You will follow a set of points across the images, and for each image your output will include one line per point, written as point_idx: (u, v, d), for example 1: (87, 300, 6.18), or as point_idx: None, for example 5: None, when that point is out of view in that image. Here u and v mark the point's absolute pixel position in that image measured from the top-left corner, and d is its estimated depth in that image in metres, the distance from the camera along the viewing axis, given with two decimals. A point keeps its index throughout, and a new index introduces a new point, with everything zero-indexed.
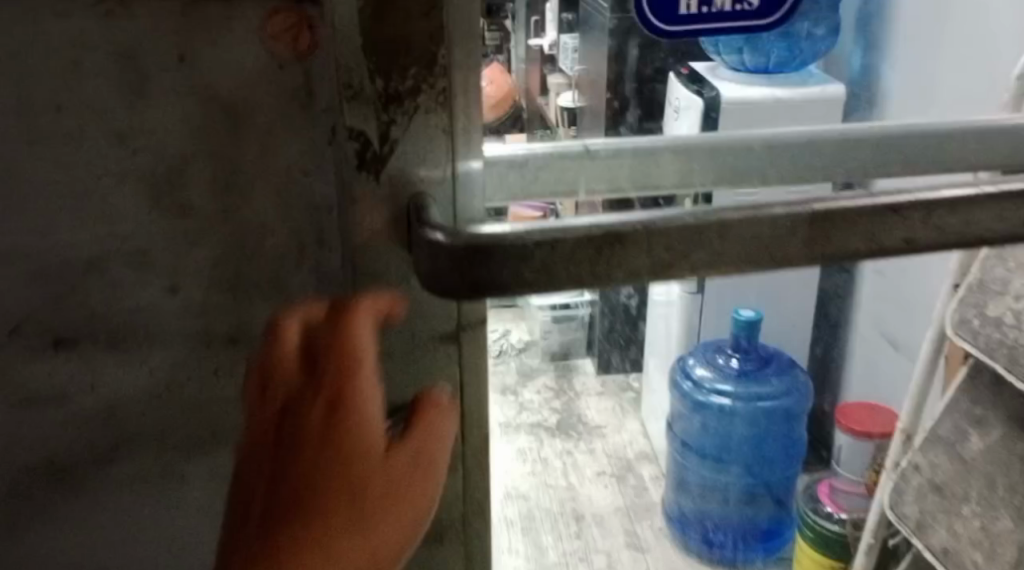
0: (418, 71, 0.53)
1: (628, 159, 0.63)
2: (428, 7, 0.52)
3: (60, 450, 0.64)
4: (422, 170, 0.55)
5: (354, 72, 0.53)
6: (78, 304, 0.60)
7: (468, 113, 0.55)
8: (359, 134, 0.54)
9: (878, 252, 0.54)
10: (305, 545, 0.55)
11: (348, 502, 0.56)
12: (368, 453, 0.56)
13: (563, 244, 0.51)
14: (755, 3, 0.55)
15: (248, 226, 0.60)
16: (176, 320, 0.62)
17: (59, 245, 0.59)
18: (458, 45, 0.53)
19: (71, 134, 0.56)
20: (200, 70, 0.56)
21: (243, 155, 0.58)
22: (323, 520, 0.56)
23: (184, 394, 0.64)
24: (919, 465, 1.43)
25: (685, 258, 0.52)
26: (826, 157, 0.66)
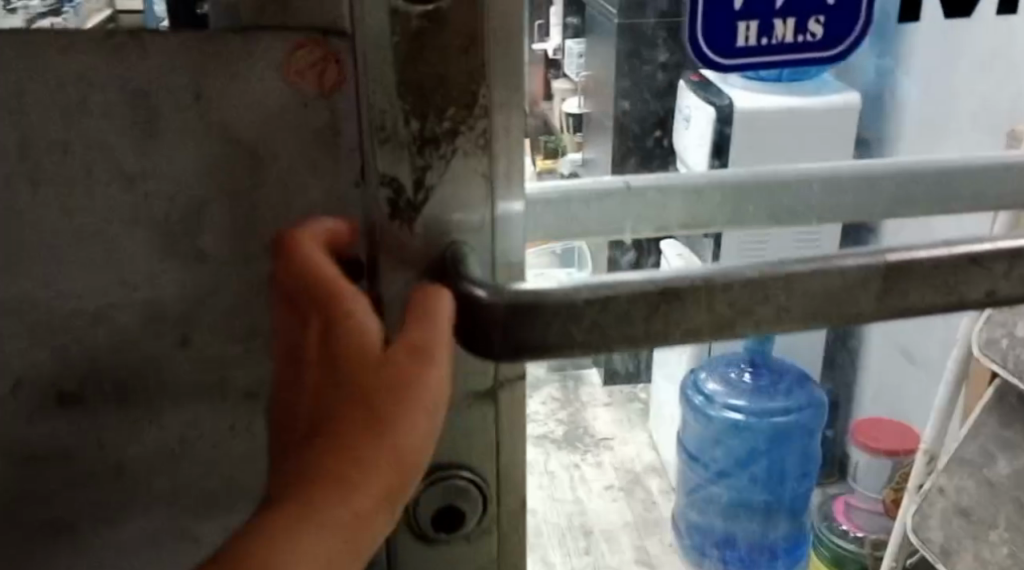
0: (457, 113, 0.49)
1: (677, 198, 0.59)
2: (467, 43, 0.47)
3: (63, 512, 0.59)
4: (459, 216, 0.51)
5: (387, 114, 0.48)
6: (84, 357, 0.56)
7: (509, 155, 0.51)
8: (391, 180, 0.50)
9: (954, 306, 0.50)
10: (306, 467, 0.44)
11: (346, 407, 0.45)
12: (357, 350, 0.47)
13: (617, 302, 0.47)
14: (818, 33, 0.56)
15: (268, 274, 0.55)
16: (190, 374, 0.57)
17: (64, 294, 0.54)
18: (499, 83, 0.49)
19: (78, 177, 0.52)
20: (219, 108, 0.52)
21: (264, 198, 0.54)
22: (321, 436, 0.45)
23: (198, 450, 0.59)
24: (943, 488, 1.37)
25: (747, 314, 0.48)
26: (883, 195, 0.62)
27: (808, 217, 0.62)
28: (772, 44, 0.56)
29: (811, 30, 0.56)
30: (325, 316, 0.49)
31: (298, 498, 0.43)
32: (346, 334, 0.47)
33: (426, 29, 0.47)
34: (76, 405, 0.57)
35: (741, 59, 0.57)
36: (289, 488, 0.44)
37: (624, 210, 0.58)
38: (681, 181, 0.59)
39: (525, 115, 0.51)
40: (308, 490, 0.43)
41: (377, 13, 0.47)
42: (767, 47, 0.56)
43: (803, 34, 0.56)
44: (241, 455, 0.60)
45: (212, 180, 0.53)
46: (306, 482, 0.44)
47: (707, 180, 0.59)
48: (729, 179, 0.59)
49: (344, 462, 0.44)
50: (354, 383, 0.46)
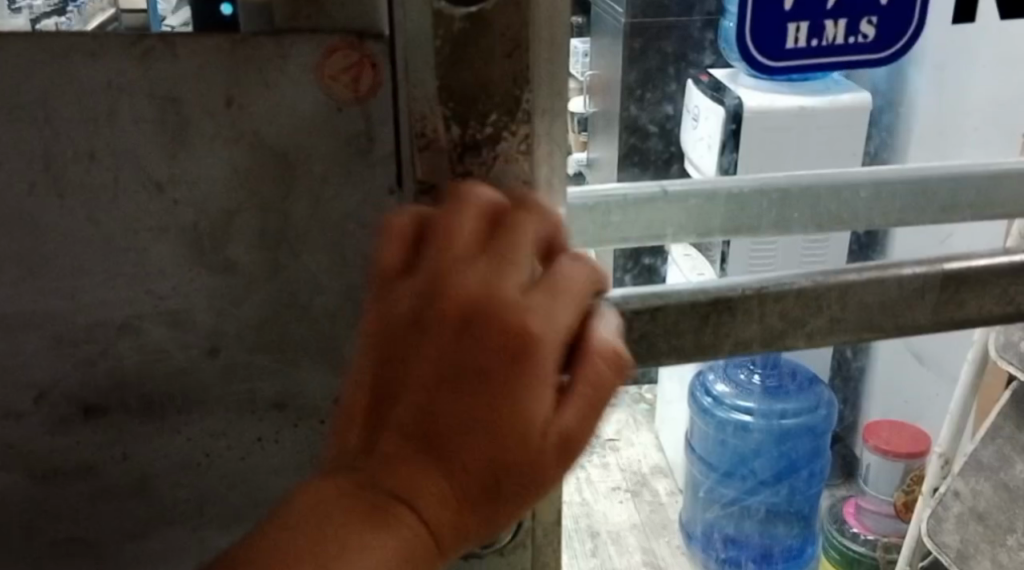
0: (499, 118, 0.47)
1: (722, 204, 0.58)
2: (512, 47, 0.46)
3: (86, 527, 0.57)
4: None
5: (428, 119, 0.47)
6: (109, 368, 0.54)
7: (552, 161, 0.50)
8: (430, 188, 0.49)
9: (1006, 309, 0.53)
10: (396, 505, 0.42)
11: (478, 475, 0.42)
12: (523, 418, 0.42)
13: (666, 313, 0.49)
14: (870, 36, 0.61)
15: (299, 282, 0.54)
16: (218, 386, 0.56)
17: (91, 306, 0.53)
18: (543, 85, 0.48)
19: (105, 185, 0.50)
20: (250, 113, 0.50)
21: (294, 206, 0.52)
22: (433, 481, 0.42)
23: (224, 464, 0.58)
24: (959, 492, 1.35)
25: (799, 325, 0.50)
26: (925, 201, 0.61)
27: (854, 221, 0.61)
28: (821, 45, 0.62)
29: (863, 32, 0.61)
30: (506, 347, 0.42)
31: (391, 528, 0.42)
32: (525, 386, 0.42)
33: (471, 31, 0.46)
34: (100, 418, 0.55)
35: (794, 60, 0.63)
36: (391, 499, 0.42)
37: (663, 216, 0.58)
38: (725, 188, 0.58)
39: (568, 123, 0.50)
40: (410, 521, 0.42)
41: (421, 15, 0.45)
42: (815, 48, 0.61)
43: (852, 36, 0.61)
44: (269, 468, 0.58)
45: (245, 186, 0.51)
46: (406, 504, 0.42)
47: (751, 184, 0.58)
48: (774, 185, 0.58)
49: (455, 512, 0.42)
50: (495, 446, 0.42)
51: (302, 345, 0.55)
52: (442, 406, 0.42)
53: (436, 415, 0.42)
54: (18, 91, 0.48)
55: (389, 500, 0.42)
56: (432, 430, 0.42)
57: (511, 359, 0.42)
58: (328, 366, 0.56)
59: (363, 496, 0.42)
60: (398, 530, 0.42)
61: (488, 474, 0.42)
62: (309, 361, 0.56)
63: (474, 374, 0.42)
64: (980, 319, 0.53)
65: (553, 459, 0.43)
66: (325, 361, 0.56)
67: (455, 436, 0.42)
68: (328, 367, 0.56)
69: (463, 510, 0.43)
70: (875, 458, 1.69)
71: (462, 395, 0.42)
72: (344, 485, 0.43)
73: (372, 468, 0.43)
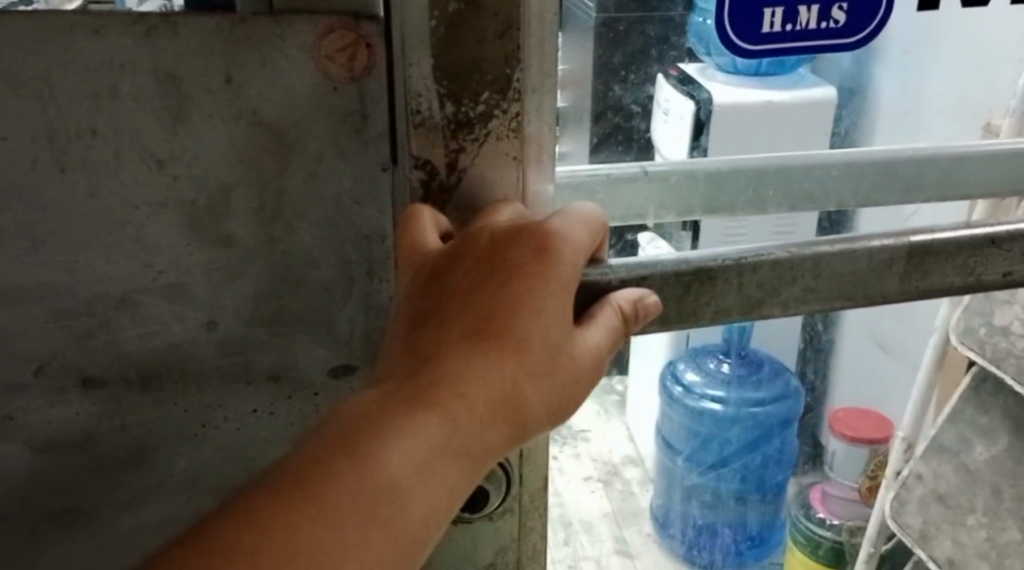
0: (491, 96, 0.50)
1: (702, 183, 0.61)
2: (504, 27, 0.49)
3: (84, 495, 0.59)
4: (493, 194, 0.53)
5: (422, 97, 0.50)
6: (107, 339, 0.56)
7: (541, 139, 0.53)
8: (425, 164, 0.51)
9: (970, 286, 0.57)
10: (441, 385, 0.48)
11: (514, 352, 0.48)
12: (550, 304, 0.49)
13: (651, 280, 0.53)
14: (840, 21, 0.64)
15: (294, 257, 0.56)
16: (214, 357, 0.57)
17: (91, 278, 0.54)
18: (533, 65, 0.51)
19: (107, 161, 0.52)
20: (248, 92, 0.52)
21: (291, 181, 0.54)
22: (475, 361, 0.48)
23: (219, 434, 0.59)
24: (921, 474, 1.37)
25: (774, 294, 0.54)
26: (891, 182, 0.65)
27: (824, 201, 0.65)
28: (795, 30, 0.64)
29: (834, 18, 0.64)
30: (536, 246, 0.50)
31: (434, 404, 0.47)
32: (554, 276, 0.50)
33: (466, 11, 0.48)
34: (99, 388, 0.57)
35: (768, 45, 0.65)
36: (440, 385, 0.48)
37: (648, 196, 0.61)
38: (704, 169, 0.61)
39: (555, 102, 0.53)
40: (459, 399, 0.47)
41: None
42: (789, 33, 0.63)
43: (823, 21, 0.64)
44: (264, 439, 0.60)
45: (243, 162, 0.53)
46: (449, 388, 0.48)
47: (728, 164, 0.62)
48: (749, 166, 0.62)
49: (498, 394, 0.48)
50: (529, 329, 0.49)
51: (298, 318, 0.57)
52: (484, 304, 0.49)
53: (476, 317, 0.49)
54: (23, 68, 0.50)
55: (438, 386, 0.48)
56: (474, 321, 0.49)
57: (541, 266, 0.50)
58: (323, 339, 0.58)
59: (412, 385, 0.48)
60: (446, 409, 0.47)
61: (526, 359, 0.49)
62: (304, 333, 0.58)
63: (510, 280, 0.49)
64: (945, 291, 0.56)
65: (577, 356, 0.50)
66: (320, 333, 0.58)
67: (495, 330, 0.49)
68: (323, 340, 0.58)
69: (505, 394, 0.48)
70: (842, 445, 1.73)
71: (505, 293, 0.49)
72: (392, 383, 0.48)
73: (417, 362, 0.49)
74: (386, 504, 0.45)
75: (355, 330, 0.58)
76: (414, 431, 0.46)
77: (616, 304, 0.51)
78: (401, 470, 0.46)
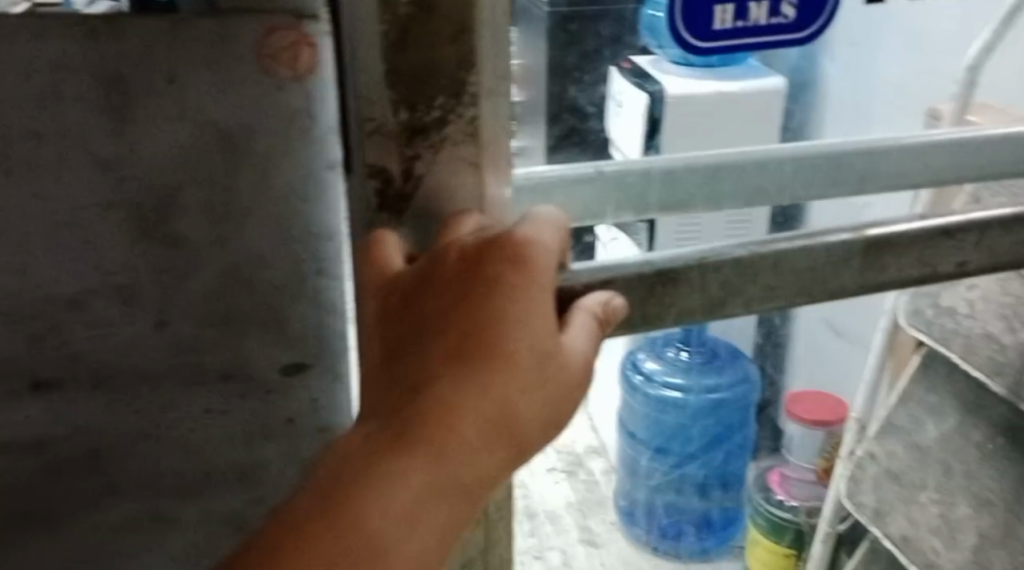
0: (445, 101, 0.51)
1: (657, 182, 0.62)
2: (457, 30, 0.50)
3: (38, 499, 0.59)
4: (451, 200, 0.54)
5: (376, 104, 0.51)
6: (57, 342, 0.56)
7: (496, 142, 0.54)
8: (380, 171, 0.52)
9: (924, 275, 0.62)
10: (430, 416, 0.48)
11: (499, 373, 0.49)
12: (528, 321, 0.50)
13: (617, 284, 0.56)
14: (790, 17, 0.65)
15: (244, 256, 0.56)
16: (166, 358, 0.57)
17: (39, 281, 0.54)
18: (488, 70, 0.52)
19: (52, 163, 0.52)
20: (193, 93, 0.52)
21: (237, 181, 0.54)
22: (461, 388, 0.49)
23: (173, 436, 0.59)
24: (874, 453, 1.42)
25: (737, 293, 0.58)
26: (843, 174, 0.67)
27: (778, 196, 0.66)
28: (746, 26, 0.65)
29: (784, 13, 0.65)
30: (509, 262, 0.51)
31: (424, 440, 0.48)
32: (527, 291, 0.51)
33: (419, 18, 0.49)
34: (50, 392, 0.57)
35: (721, 41, 0.66)
36: (429, 413, 0.48)
37: (604, 198, 0.61)
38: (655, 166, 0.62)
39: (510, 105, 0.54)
40: (448, 429, 0.48)
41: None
42: (741, 29, 0.65)
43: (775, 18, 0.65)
44: (218, 439, 0.60)
45: (189, 163, 0.53)
46: (436, 419, 0.48)
47: (681, 163, 0.63)
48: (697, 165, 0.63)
49: (488, 416, 0.49)
50: (510, 348, 0.50)
51: (249, 317, 0.58)
52: (463, 330, 0.50)
53: (452, 341, 0.50)
54: None
55: (427, 413, 0.49)
56: (454, 347, 0.50)
57: (512, 282, 0.51)
58: (274, 338, 0.58)
59: (401, 422, 0.49)
60: (436, 441, 0.48)
61: (511, 374, 0.49)
62: (255, 333, 0.58)
63: (485, 303, 0.50)
64: (900, 283, 0.61)
65: (565, 363, 0.51)
66: (272, 333, 0.58)
67: (473, 350, 0.50)
68: (274, 340, 0.58)
69: (496, 412, 0.49)
70: (799, 428, 1.77)
71: (482, 315, 0.50)
72: (381, 423, 0.49)
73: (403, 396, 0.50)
74: (394, 543, 0.47)
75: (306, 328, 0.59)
76: (408, 470, 0.48)
77: (589, 310, 0.53)
78: (398, 512, 0.47)
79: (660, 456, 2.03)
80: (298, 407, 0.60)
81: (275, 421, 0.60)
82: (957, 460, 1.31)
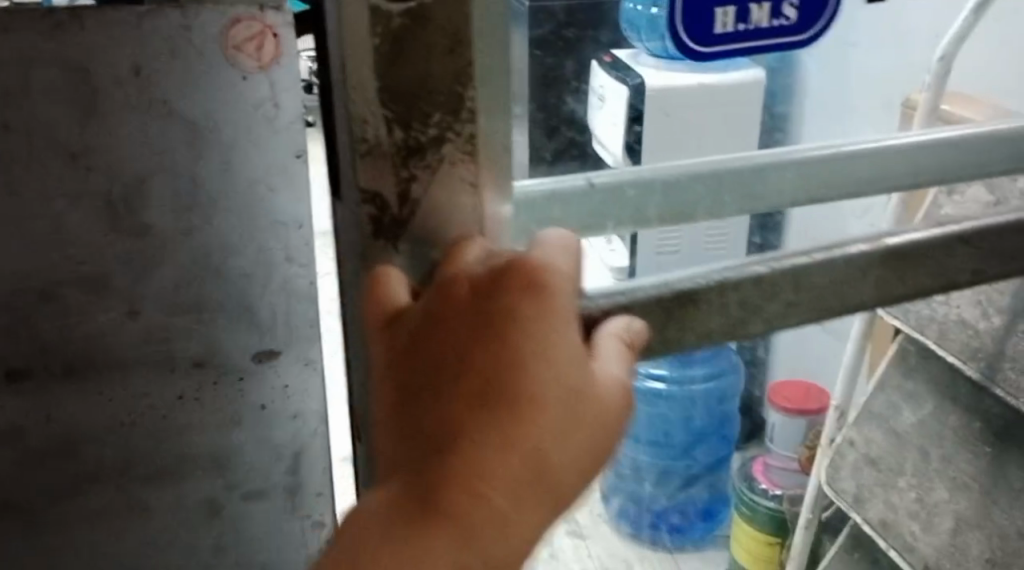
0: (442, 117, 0.43)
1: (657, 193, 0.56)
2: (453, 39, 0.42)
3: (15, 486, 0.60)
4: (453, 220, 0.46)
5: (366, 123, 0.42)
6: (29, 331, 0.56)
7: (497, 162, 0.46)
8: (373, 196, 0.44)
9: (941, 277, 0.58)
10: (450, 484, 0.41)
11: (522, 422, 0.42)
12: (554, 355, 0.43)
13: (631, 308, 0.49)
14: (792, 16, 0.56)
15: (215, 243, 0.57)
16: (138, 348, 0.58)
17: (11, 271, 0.55)
18: (484, 81, 0.44)
19: (20, 154, 0.53)
20: (159, 84, 0.53)
21: (205, 170, 0.55)
22: (483, 445, 0.42)
23: (148, 423, 0.60)
24: (853, 444, 1.37)
25: (755, 313, 0.52)
26: (861, 176, 0.62)
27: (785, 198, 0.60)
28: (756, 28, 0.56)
29: (785, 13, 0.56)
30: (524, 286, 0.43)
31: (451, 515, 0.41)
32: (551, 317, 0.43)
33: (400, 44, 0.41)
34: (24, 380, 0.58)
35: (721, 46, 0.56)
36: (450, 477, 0.41)
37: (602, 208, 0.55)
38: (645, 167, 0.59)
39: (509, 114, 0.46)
40: (476, 499, 0.41)
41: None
42: (743, 32, 0.55)
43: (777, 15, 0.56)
44: (191, 425, 0.61)
45: (157, 154, 0.54)
46: (461, 488, 0.41)
47: (685, 171, 0.57)
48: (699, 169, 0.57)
49: (521, 474, 0.42)
50: (531, 389, 0.42)
51: (221, 304, 0.58)
52: (476, 375, 0.42)
53: (465, 387, 0.42)
54: None
55: (447, 480, 0.41)
56: (470, 395, 0.42)
57: (527, 309, 0.43)
58: (247, 324, 0.59)
59: (419, 499, 0.41)
60: (464, 517, 0.41)
61: (542, 424, 0.42)
62: (226, 320, 0.59)
63: (499, 340, 0.42)
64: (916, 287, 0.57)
65: (601, 398, 0.44)
66: (244, 320, 0.59)
67: (489, 396, 0.42)
68: (247, 326, 0.59)
69: (526, 466, 0.42)
70: (779, 417, 1.78)
71: (498, 352, 0.42)
72: (398, 500, 0.42)
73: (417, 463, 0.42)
74: None
75: (275, 315, 0.60)
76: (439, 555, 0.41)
77: (613, 334, 0.46)
78: None
79: (647, 449, 2.04)
80: (270, 393, 0.61)
81: (246, 408, 0.61)
82: (934, 445, 1.21)
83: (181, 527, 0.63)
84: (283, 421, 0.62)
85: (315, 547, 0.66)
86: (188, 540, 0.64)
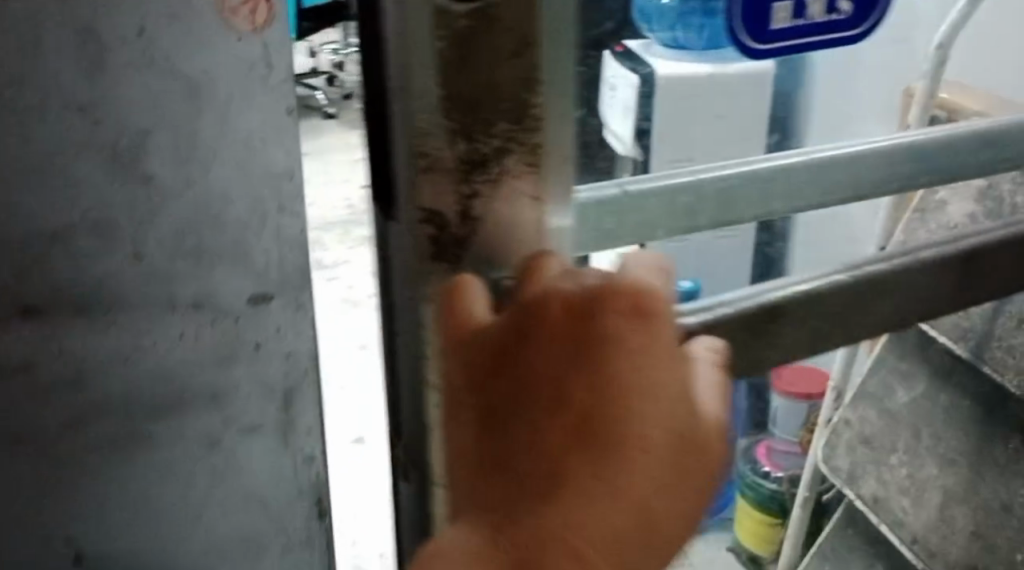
0: (503, 131, 0.74)
1: None
2: (511, 54, 0.71)
3: (26, 418, 0.65)
4: (517, 215, 0.78)
5: (429, 138, 0.72)
6: (40, 272, 0.61)
7: (551, 184, 0.78)
8: (433, 214, 0.75)
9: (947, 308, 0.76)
10: (584, 492, 0.72)
11: (618, 449, 0.72)
12: (653, 403, 0.73)
13: None
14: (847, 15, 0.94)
15: (213, 193, 0.63)
16: (139, 287, 0.63)
17: (24, 216, 0.60)
18: (553, 122, 0.76)
19: (32, 107, 0.57)
20: (157, 43, 0.58)
21: (202, 124, 0.61)
22: (607, 468, 0.72)
23: (149, 360, 0.65)
24: None
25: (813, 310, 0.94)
26: None
27: None
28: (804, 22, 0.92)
29: (843, 9, 0.93)
30: (628, 357, 0.73)
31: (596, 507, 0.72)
32: (652, 385, 0.73)
33: (472, 53, 0.70)
34: (35, 318, 0.62)
35: (772, 44, 0.92)
36: (575, 479, 0.72)
37: None
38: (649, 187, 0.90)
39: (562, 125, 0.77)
40: (608, 511, 0.72)
41: (426, 20, 0.68)
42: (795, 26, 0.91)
43: (835, 12, 0.93)
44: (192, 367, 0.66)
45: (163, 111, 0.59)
46: (595, 493, 0.72)
47: None
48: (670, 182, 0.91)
49: (648, 497, 0.73)
50: (635, 432, 0.72)
51: (217, 250, 0.64)
52: (597, 414, 0.72)
53: (572, 417, 0.73)
54: None
55: (568, 473, 0.72)
56: (586, 421, 0.72)
57: (619, 371, 0.73)
58: (241, 268, 0.66)
59: (564, 497, 0.72)
60: (597, 515, 0.72)
61: (636, 448, 0.72)
62: (222, 263, 0.65)
63: (608, 387, 0.73)
64: None
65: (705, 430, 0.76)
66: (239, 264, 0.65)
67: (594, 426, 0.72)
68: (241, 269, 0.66)
69: (649, 499, 0.73)
70: None
71: (605, 402, 0.73)
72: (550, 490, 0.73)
73: (565, 477, 0.72)
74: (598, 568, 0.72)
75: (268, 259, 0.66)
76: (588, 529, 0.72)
77: (702, 359, 0.81)
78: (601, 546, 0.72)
79: None
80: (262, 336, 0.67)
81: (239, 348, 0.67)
82: None
83: (180, 459, 0.69)
84: (271, 360, 0.69)
85: (305, 480, 0.74)
86: (187, 470, 0.70)
